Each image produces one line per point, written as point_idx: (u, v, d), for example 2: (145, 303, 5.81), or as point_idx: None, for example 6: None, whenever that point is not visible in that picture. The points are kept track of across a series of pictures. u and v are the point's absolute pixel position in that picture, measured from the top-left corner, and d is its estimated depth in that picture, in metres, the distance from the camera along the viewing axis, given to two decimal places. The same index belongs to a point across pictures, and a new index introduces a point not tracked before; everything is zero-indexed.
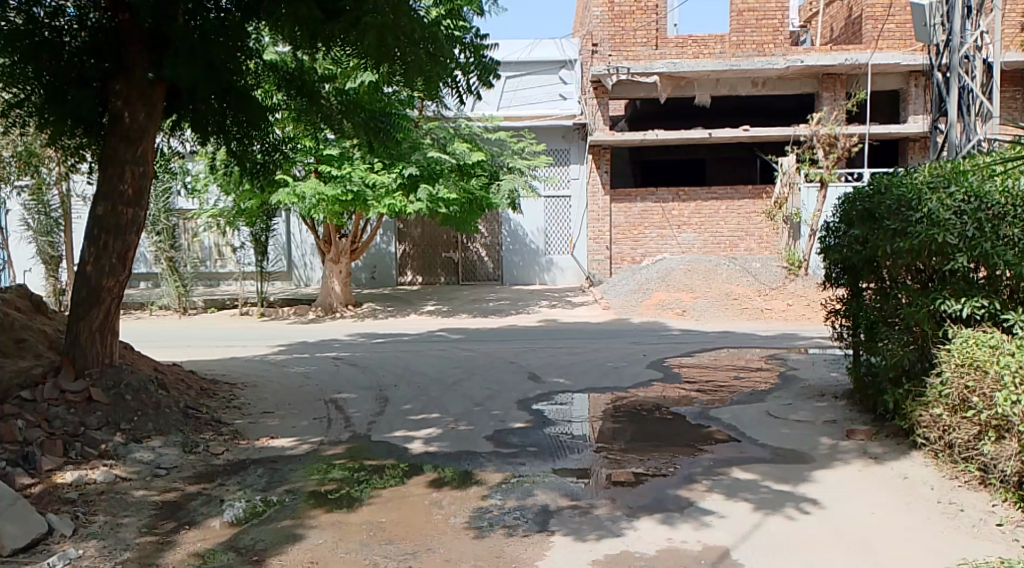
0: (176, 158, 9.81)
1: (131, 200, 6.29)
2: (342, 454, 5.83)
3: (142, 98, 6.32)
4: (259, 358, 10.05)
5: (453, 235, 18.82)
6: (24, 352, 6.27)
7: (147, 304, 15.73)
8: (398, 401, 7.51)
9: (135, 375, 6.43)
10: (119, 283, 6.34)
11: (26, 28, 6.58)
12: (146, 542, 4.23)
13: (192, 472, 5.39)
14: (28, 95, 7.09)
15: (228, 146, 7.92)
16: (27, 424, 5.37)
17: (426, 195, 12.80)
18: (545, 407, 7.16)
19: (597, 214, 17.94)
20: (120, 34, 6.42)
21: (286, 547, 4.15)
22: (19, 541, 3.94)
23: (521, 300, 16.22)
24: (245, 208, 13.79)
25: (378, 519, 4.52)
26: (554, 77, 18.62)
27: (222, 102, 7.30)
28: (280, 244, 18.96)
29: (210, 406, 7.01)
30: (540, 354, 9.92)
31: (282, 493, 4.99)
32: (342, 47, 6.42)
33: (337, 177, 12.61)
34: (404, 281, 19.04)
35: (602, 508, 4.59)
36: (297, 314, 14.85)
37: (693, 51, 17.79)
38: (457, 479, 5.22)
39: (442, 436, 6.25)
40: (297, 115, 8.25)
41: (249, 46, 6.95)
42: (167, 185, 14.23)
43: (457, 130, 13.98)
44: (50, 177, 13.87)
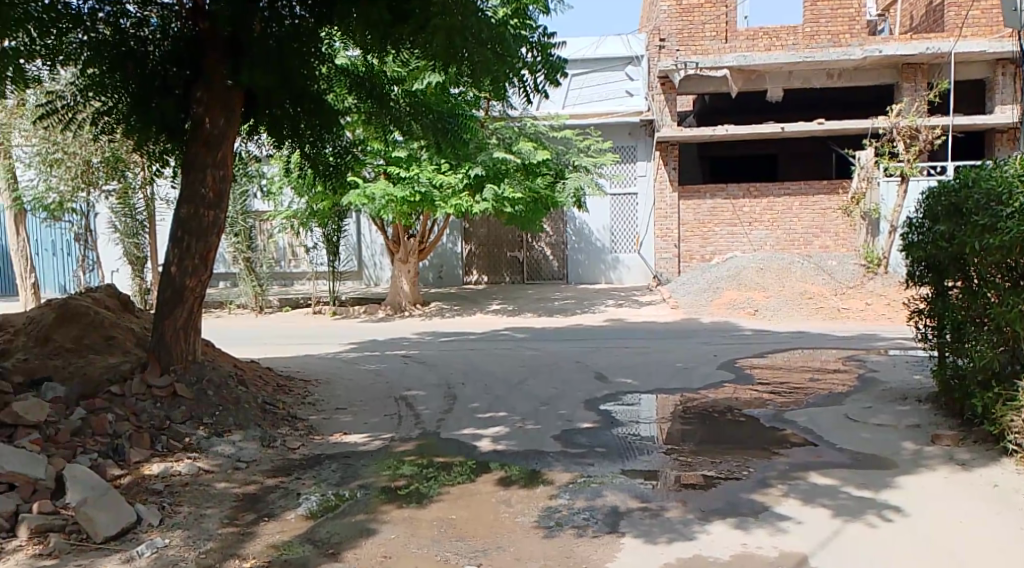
0: (252, 161, 10.12)
1: (212, 202, 6.53)
2: (412, 451, 5.92)
3: (221, 103, 6.54)
4: (331, 356, 10.27)
5: (518, 234, 18.88)
6: (113, 349, 6.55)
7: (226, 303, 16.26)
8: (466, 399, 7.57)
9: (216, 372, 6.68)
10: (201, 283, 6.59)
11: (114, 39, 6.92)
12: (228, 532, 4.38)
13: (270, 466, 5.56)
14: (115, 104, 7.42)
15: (302, 149, 8.13)
16: (117, 417, 5.60)
17: (491, 195, 12.93)
18: (613, 407, 7.11)
19: (665, 212, 17.69)
20: (201, 44, 6.64)
21: (359, 541, 4.23)
22: (111, 530, 4.13)
23: (587, 299, 16.13)
24: (317, 210, 14.16)
25: (449, 516, 4.56)
26: (620, 74, 18.49)
27: (296, 107, 7.51)
28: (351, 244, 19.34)
29: (287, 401, 7.22)
30: (608, 353, 9.85)
31: (355, 488, 5.09)
32: (410, 50, 6.48)
33: (405, 178, 12.84)
34: (469, 281, 19.21)
35: (673, 511, 4.52)
36: (367, 313, 15.15)
37: (765, 43, 17.25)
38: (525, 478, 5.23)
39: (510, 435, 6.28)
40: (367, 118, 8.39)
41: (321, 51, 7.13)
42: (244, 188, 14.74)
43: (523, 129, 14.03)
44: (135, 181, 14.54)
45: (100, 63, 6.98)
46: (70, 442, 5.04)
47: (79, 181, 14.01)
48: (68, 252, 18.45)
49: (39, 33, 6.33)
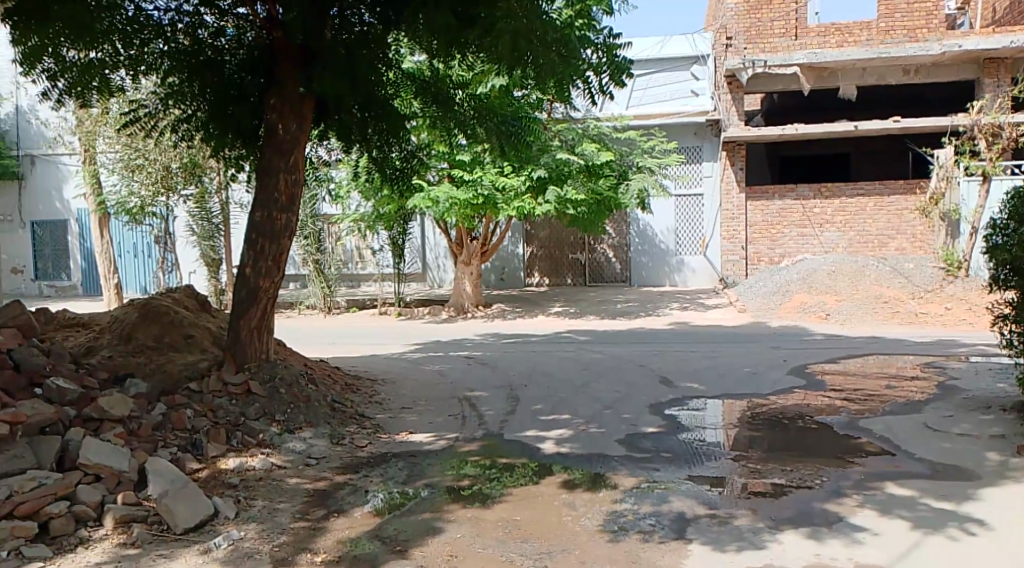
0: (322, 166, 10.37)
1: (285, 206, 6.72)
2: (477, 451, 5.96)
3: (294, 109, 6.73)
4: (397, 356, 10.44)
5: (581, 236, 18.83)
6: (191, 347, 6.80)
7: (296, 303, 16.66)
8: (529, 401, 7.59)
9: (288, 370, 6.87)
10: (274, 284, 6.80)
11: (192, 49, 7.23)
12: (300, 527, 4.49)
13: (339, 463, 5.68)
14: (194, 112, 7.67)
15: (369, 154, 8.28)
16: (196, 413, 5.81)
17: (554, 197, 12.89)
18: (678, 412, 7.03)
19: (731, 213, 17.37)
20: (275, 52, 6.84)
21: (426, 539, 4.29)
22: (190, 522, 4.29)
23: (651, 301, 15.95)
24: (383, 213, 14.41)
25: (514, 517, 4.58)
26: (686, 74, 18.27)
27: (365, 112, 7.66)
28: (416, 246, 19.61)
29: (354, 400, 7.37)
30: (674, 357, 9.73)
31: (420, 486, 5.17)
32: (475, 54, 6.51)
33: (468, 181, 12.96)
34: (531, 283, 19.24)
35: (742, 518, 4.44)
36: (431, 314, 15.32)
37: (837, 39, 16.80)
38: (590, 481, 5.21)
39: (574, 438, 6.26)
40: (432, 122, 8.50)
41: (389, 57, 7.26)
42: (313, 193, 15.12)
43: (586, 131, 14.00)
44: (211, 185, 15.10)
45: (180, 71, 7.27)
46: (151, 436, 5.22)
47: (159, 186, 14.65)
48: (148, 254, 19.21)
49: (124, 43, 6.71)
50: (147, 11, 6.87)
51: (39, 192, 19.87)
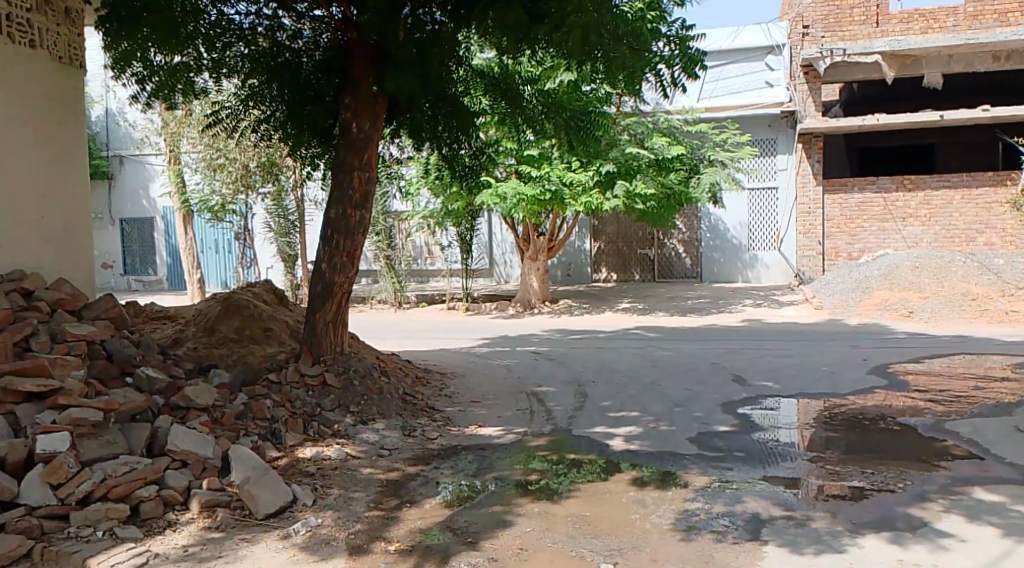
0: (393, 163, 10.55)
1: (359, 202, 6.88)
2: (546, 446, 5.98)
3: (367, 109, 6.87)
4: (466, 350, 10.55)
5: (650, 231, 18.63)
6: (270, 340, 7.04)
7: (368, 298, 17.00)
8: (598, 397, 7.57)
9: (362, 363, 7.04)
10: (348, 279, 6.98)
11: (272, 51, 7.46)
12: (374, 516, 4.60)
13: (411, 454, 5.79)
14: (273, 113, 7.88)
15: (440, 152, 8.37)
16: (275, 402, 6.00)
17: (623, 191, 12.76)
18: (751, 411, 6.89)
19: (807, 207, 16.88)
20: (349, 53, 7.00)
21: (497, 532, 4.32)
22: (270, 507, 4.45)
23: (723, 298, 15.66)
24: (452, 209, 14.59)
25: (584, 513, 4.58)
26: (760, 64, 17.89)
27: (435, 109, 7.77)
28: (483, 242, 19.75)
29: (424, 392, 7.49)
30: (747, 355, 9.53)
31: (490, 479, 5.22)
32: (544, 49, 6.50)
33: (536, 177, 12.94)
34: (598, 278, 19.13)
35: (820, 521, 4.32)
36: (498, 309, 15.41)
37: (921, 26, 16.05)
38: (660, 479, 5.17)
39: (644, 435, 6.21)
40: (501, 119, 8.53)
41: (459, 54, 7.34)
42: (385, 191, 15.39)
43: (655, 124, 13.86)
44: (288, 183, 15.57)
45: (259, 73, 7.54)
46: (234, 424, 5.43)
47: (239, 185, 15.19)
48: (228, 250, 19.92)
49: (208, 47, 7.05)
50: (229, 15, 7.11)
51: (127, 192, 20.82)
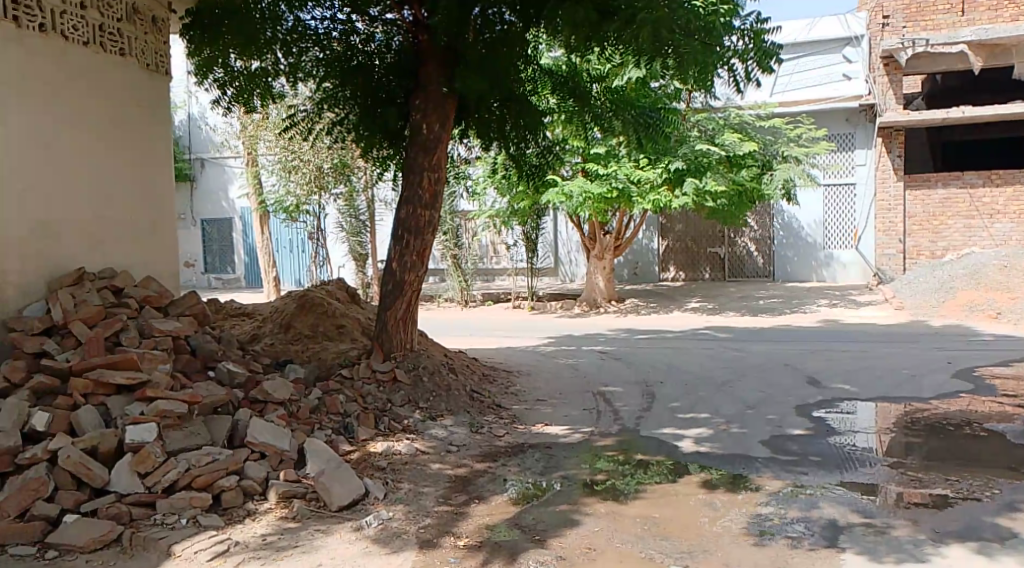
0: (460, 163, 10.65)
1: (428, 202, 6.99)
2: (614, 446, 5.95)
3: (437, 110, 6.96)
4: (532, 349, 10.56)
5: (721, 229, 18.30)
6: (344, 337, 7.20)
7: (435, 296, 17.21)
8: (666, 398, 7.48)
9: (431, 360, 7.13)
10: (418, 278, 7.10)
11: (345, 54, 7.63)
12: (443, 511, 4.66)
13: (478, 451, 5.84)
14: (346, 116, 8.06)
15: (507, 151, 8.41)
16: (347, 398, 6.15)
17: (692, 188, 12.52)
18: (826, 414, 6.70)
19: (887, 203, 16.28)
20: (420, 55, 7.14)
21: (565, 530, 4.33)
22: (344, 499, 4.56)
23: (797, 298, 15.24)
24: (518, 208, 14.65)
25: (653, 514, 4.54)
26: (837, 57, 17.34)
27: (503, 108, 7.82)
28: (549, 240, 19.74)
29: (491, 390, 7.54)
30: (822, 357, 9.25)
31: (558, 478, 5.22)
32: (612, 46, 6.43)
33: (603, 175, 12.82)
34: (666, 277, 18.89)
35: (901, 529, 4.18)
36: (563, 308, 15.37)
37: (1012, 12, 15.25)
38: (731, 482, 5.08)
39: (714, 437, 6.11)
40: (568, 117, 8.51)
41: (528, 53, 7.34)
42: (452, 190, 15.54)
43: (727, 120, 13.62)
44: (359, 184, 15.88)
45: (334, 77, 7.75)
46: (309, 418, 5.59)
47: (312, 186, 15.63)
48: (302, 249, 20.48)
49: (285, 52, 7.29)
50: (305, 22, 7.33)
51: (207, 193, 21.62)
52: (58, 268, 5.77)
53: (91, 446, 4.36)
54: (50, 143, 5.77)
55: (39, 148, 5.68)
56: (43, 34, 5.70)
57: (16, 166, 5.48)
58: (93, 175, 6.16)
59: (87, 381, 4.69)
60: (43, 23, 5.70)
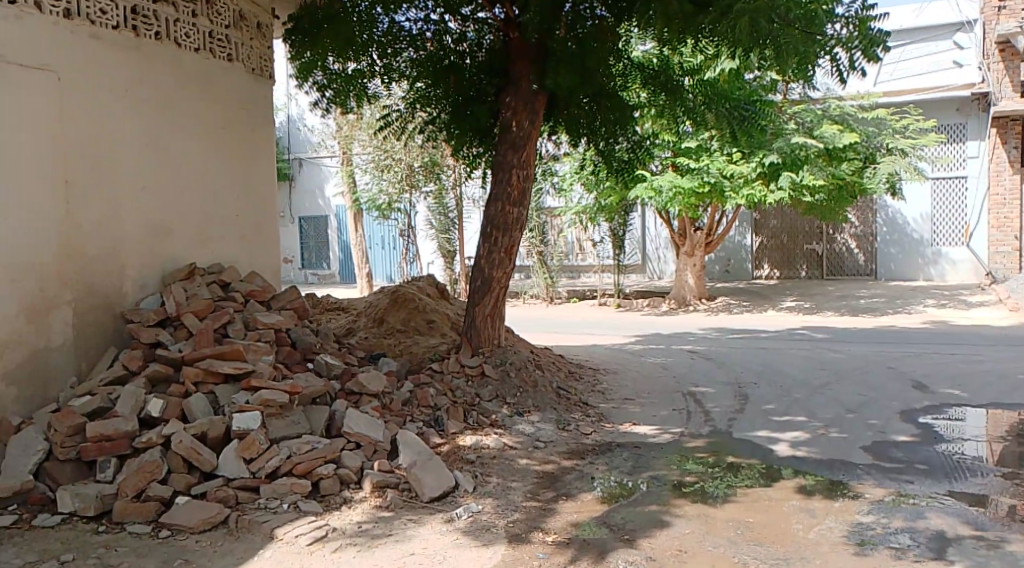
0: (549, 159, 10.65)
1: (516, 200, 7.04)
2: (704, 448, 5.83)
3: (526, 106, 7.00)
4: (620, 347, 10.48)
5: (818, 225, 17.68)
6: (433, 332, 7.34)
7: (521, 293, 17.28)
8: (759, 400, 7.27)
9: (518, 356, 7.18)
10: (505, 275, 7.15)
11: (438, 54, 7.78)
12: (532, 506, 4.69)
13: (566, 448, 5.84)
14: (438, 115, 8.23)
15: (596, 147, 8.37)
16: (437, 391, 6.26)
17: (788, 183, 12.12)
18: (933, 420, 6.37)
19: (1001, 198, 15.33)
20: (511, 53, 7.20)
21: (655, 531, 4.28)
22: (434, 491, 4.66)
23: (901, 298, 14.51)
24: (605, 204, 14.57)
25: (746, 519, 4.43)
26: (948, 43, 16.47)
27: (592, 103, 7.78)
28: (636, 237, 19.51)
29: (577, 388, 7.52)
30: (929, 360, 8.79)
31: (646, 478, 5.17)
32: (705, 38, 6.29)
33: (694, 169, 12.56)
34: (760, 275, 18.37)
35: (1017, 545, 3.93)
36: (651, 306, 15.17)
37: None
38: (828, 488, 4.90)
39: (811, 441, 5.91)
40: (659, 111, 8.39)
41: (619, 47, 7.27)
42: (539, 186, 15.57)
43: (826, 111, 13.08)
44: (448, 182, 16.10)
45: (426, 77, 7.92)
46: (401, 410, 5.73)
47: (404, 184, 16.02)
48: (393, 246, 20.97)
49: (381, 54, 7.60)
50: (400, 24, 7.52)
51: (305, 192, 22.43)
52: (171, 261, 6.13)
53: (201, 432, 4.59)
54: (165, 143, 6.12)
55: (155, 148, 6.02)
56: (159, 42, 6.05)
57: (135, 165, 5.84)
58: (204, 174, 6.50)
59: (198, 369, 4.96)
60: (159, 31, 6.05)
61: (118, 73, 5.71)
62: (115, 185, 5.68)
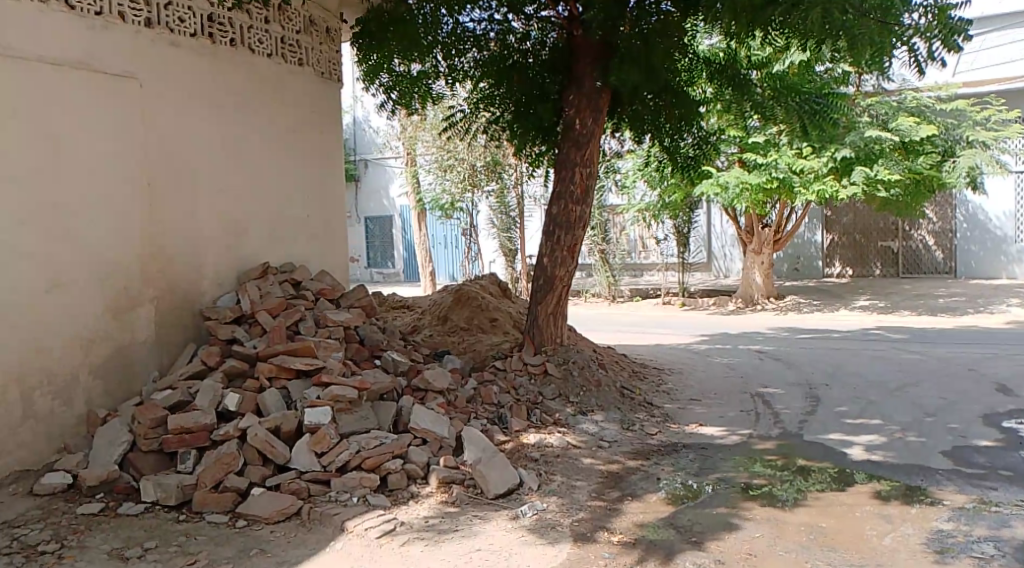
0: (611, 156, 10.57)
1: (579, 198, 7.02)
2: (774, 451, 5.71)
3: (590, 103, 6.98)
4: (685, 347, 10.34)
5: (893, 221, 17.10)
6: (496, 330, 7.39)
7: (583, 291, 17.21)
8: (831, 402, 7.07)
9: (581, 355, 7.16)
10: (568, 273, 7.15)
11: (501, 54, 7.81)
12: (597, 506, 4.68)
13: (631, 448, 5.80)
14: (501, 114, 8.26)
15: (661, 144, 8.29)
16: (500, 389, 6.30)
17: (862, 177, 11.78)
18: (1019, 425, 6.08)
19: None
20: (574, 51, 7.20)
21: (724, 534, 4.22)
22: (499, 488, 4.70)
23: (983, 297, 13.89)
24: (669, 201, 14.37)
25: (819, 523, 4.32)
26: None
27: (657, 99, 7.68)
28: (702, 235, 19.22)
29: (642, 388, 7.46)
30: (1014, 362, 8.40)
31: (714, 480, 5.09)
32: (776, 30, 6.13)
33: (762, 165, 12.25)
34: (831, 273, 17.87)
35: None
36: (717, 305, 14.92)
37: None
38: (904, 494, 4.74)
39: (887, 445, 5.72)
40: (725, 106, 8.25)
41: (685, 42, 7.15)
42: (602, 184, 15.46)
43: (902, 103, 12.63)
44: (509, 181, 16.16)
45: (490, 77, 7.95)
46: (466, 407, 5.78)
47: (466, 184, 16.15)
48: (455, 245, 21.17)
49: (445, 55, 7.63)
50: (464, 24, 7.57)
51: (370, 192, 22.82)
52: (246, 260, 6.33)
53: (274, 426, 4.74)
54: (240, 147, 6.32)
55: (231, 151, 6.23)
56: (234, 48, 6.24)
57: (212, 168, 6.05)
58: (277, 175, 6.69)
59: (272, 365, 5.12)
60: (234, 38, 6.25)
61: (196, 80, 5.93)
62: (195, 188, 5.90)
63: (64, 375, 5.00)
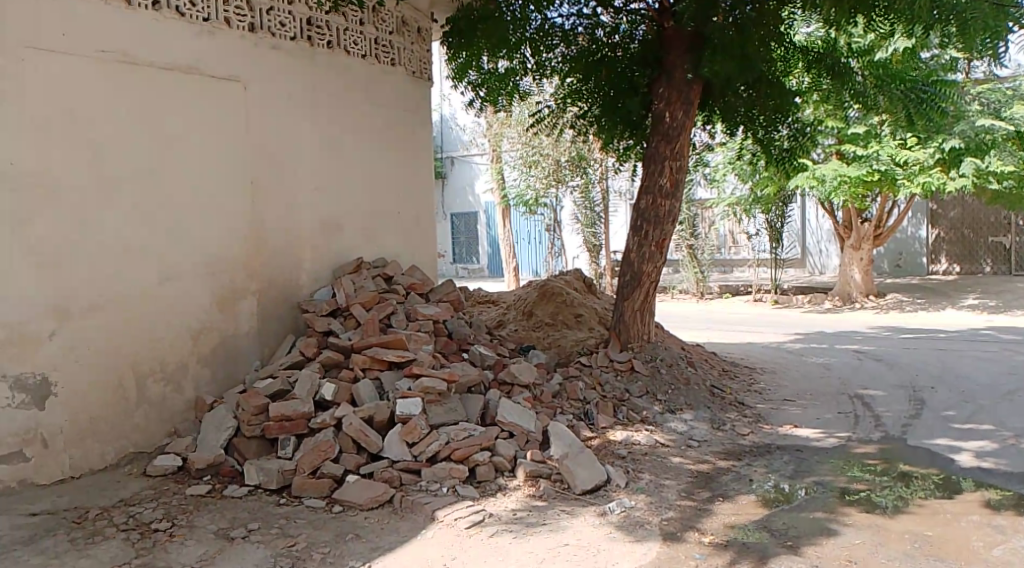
0: (701, 148, 10.36)
1: (669, 192, 6.92)
2: (875, 455, 5.48)
3: (681, 96, 6.86)
4: (777, 345, 10.04)
5: (1006, 215, 16.10)
6: (581, 325, 7.37)
7: (670, 287, 16.96)
8: (937, 406, 6.73)
9: (669, 353, 7.13)
10: (656, 269, 7.05)
11: (590, 48, 7.76)
12: (686, 505, 4.61)
13: (721, 448, 5.69)
14: (590, 109, 8.23)
15: (754, 136, 8.07)
16: (587, 385, 6.28)
17: (972, 168, 11.19)
18: None
19: None
20: (664, 44, 7.09)
21: (821, 539, 4.08)
22: (586, 484, 4.69)
23: None
24: (761, 195, 13.98)
25: (924, 532, 4.12)
26: None
27: (750, 90, 7.49)
28: (796, 229, 18.59)
29: (732, 386, 7.31)
30: None
31: (810, 483, 4.93)
32: (878, 16, 5.85)
33: (862, 156, 11.70)
34: (936, 270, 17.02)
35: None
36: (812, 302, 14.44)
37: None
38: (1018, 504, 4.46)
39: (999, 452, 5.40)
40: (824, 96, 7.93)
41: (781, 31, 6.93)
42: (691, 177, 15.16)
43: (1018, 90, 11.86)
44: (594, 175, 16.16)
45: (578, 72, 7.92)
46: (552, 402, 5.80)
47: (551, 180, 16.15)
48: (540, 240, 21.20)
49: (534, 51, 7.53)
50: (553, 19, 7.52)
51: (457, 188, 23.13)
52: (341, 255, 6.53)
53: (368, 415, 4.88)
54: (336, 144, 6.52)
55: (327, 149, 6.43)
56: (330, 50, 6.43)
57: (309, 165, 6.26)
58: (370, 171, 6.86)
59: (366, 357, 5.28)
60: (330, 40, 6.43)
61: (295, 81, 6.14)
62: (294, 185, 6.12)
63: (175, 363, 5.29)
